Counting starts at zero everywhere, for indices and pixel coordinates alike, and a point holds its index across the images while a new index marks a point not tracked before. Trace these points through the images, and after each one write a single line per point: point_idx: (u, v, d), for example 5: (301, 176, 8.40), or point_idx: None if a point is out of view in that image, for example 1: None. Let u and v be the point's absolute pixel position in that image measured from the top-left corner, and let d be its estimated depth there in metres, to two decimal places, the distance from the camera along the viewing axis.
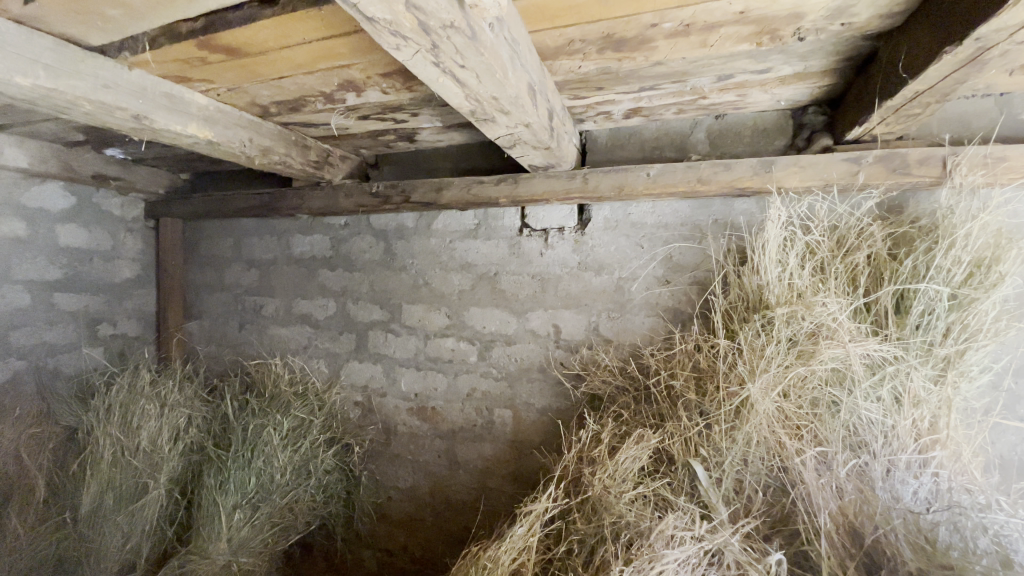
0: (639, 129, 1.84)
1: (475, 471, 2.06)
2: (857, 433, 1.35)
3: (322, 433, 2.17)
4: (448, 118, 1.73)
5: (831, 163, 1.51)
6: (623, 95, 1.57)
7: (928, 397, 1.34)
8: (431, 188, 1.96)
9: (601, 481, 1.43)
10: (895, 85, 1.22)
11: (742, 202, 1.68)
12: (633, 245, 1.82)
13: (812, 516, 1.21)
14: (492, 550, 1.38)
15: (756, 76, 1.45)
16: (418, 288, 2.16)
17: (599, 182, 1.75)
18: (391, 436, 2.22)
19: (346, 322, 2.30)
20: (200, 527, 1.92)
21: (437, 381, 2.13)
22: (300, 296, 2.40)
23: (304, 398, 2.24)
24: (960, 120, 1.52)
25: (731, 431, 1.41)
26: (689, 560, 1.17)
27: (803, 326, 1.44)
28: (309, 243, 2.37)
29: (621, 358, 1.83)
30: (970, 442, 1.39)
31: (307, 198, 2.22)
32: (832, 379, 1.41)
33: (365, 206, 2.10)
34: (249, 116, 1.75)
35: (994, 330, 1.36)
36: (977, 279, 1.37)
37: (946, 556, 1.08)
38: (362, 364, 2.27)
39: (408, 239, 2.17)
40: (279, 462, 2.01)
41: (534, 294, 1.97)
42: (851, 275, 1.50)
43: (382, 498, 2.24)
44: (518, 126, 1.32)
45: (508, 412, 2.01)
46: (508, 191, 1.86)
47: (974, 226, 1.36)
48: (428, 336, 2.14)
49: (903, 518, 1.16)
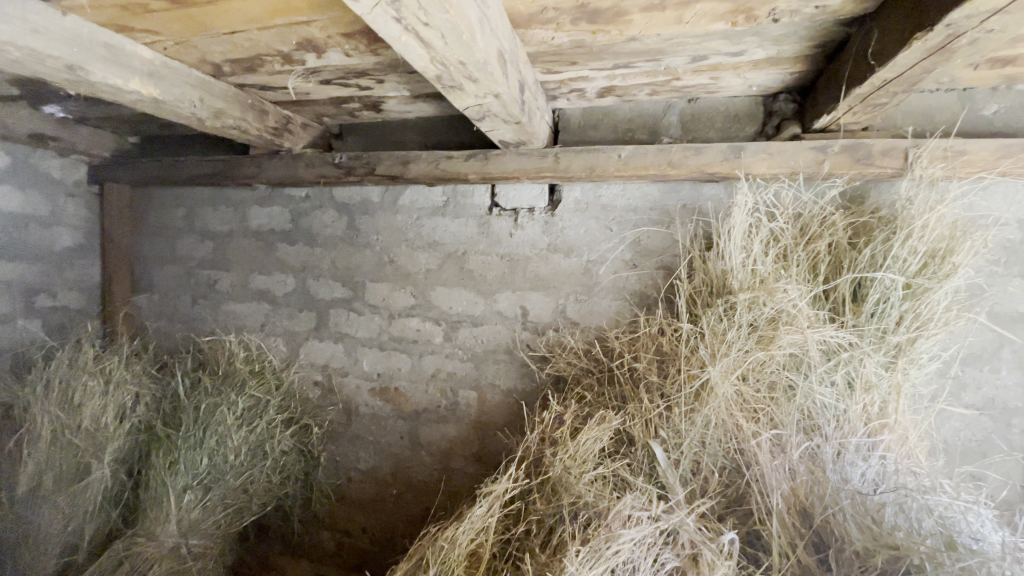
0: (613, 109, 1.81)
1: (438, 452, 2.03)
2: (811, 417, 1.38)
3: (279, 413, 2.10)
4: (416, 87, 1.66)
5: (799, 150, 1.52)
6: (597, 72, 1.53)
7: (879, 382, 1.38)
8: (397, 161, 1.88)
9: (562, 462, 1.43)
10: (864, 73, 1.22)
11: (711, 188, 1.68)
12: (602, 227, 1.81)
13: (765, 496, 1.23)
14: (450, 531, 1.35)
15: (730, 58, 1.43)
16: (382, 265, 2.09)
17: (570, 161, 1.71)
18: (352, 416, 2.16)
19: (306, 299, 2.21)
20: (147, 509, 1.84)
21: (401, 362, 2.08)
22: (257, 271, 2.29)
23: (260, 376, 2.16)
24: (924, 114, 1.55)
25: (690, 413, 1.42)
26: (646, 540, 1.16)
27: (764, 312, 1.45)
28: (268, 215, 2.26)
29: (587, 340, 1.83)
30: (917, 426, 1.44)
31: (265, 167, 2.10)
32: (789, 364, 1.43)
33: (327, 178, 2.00)
34: (199, 75, 1.63)
35: (943, 320, 1.41)
36: (931, 269, 1.40)
37: (891, 535, 1.11)
38: (323, 343, 2.20)
39: (372, 214, 2.09)
40: (233, 442, 1.94)
41: (502, 275, 1.93)
42: (813, 263, 1.51)
43: (342, 480, 2.20)
44: (487, 96, 1.27)
45: (472, 393, 1.98)
46: (477, 167, 1.80)
47: (931, 218, 1.39)
48: (393, 315, 2.08)
49: (851, 499, 1.19)
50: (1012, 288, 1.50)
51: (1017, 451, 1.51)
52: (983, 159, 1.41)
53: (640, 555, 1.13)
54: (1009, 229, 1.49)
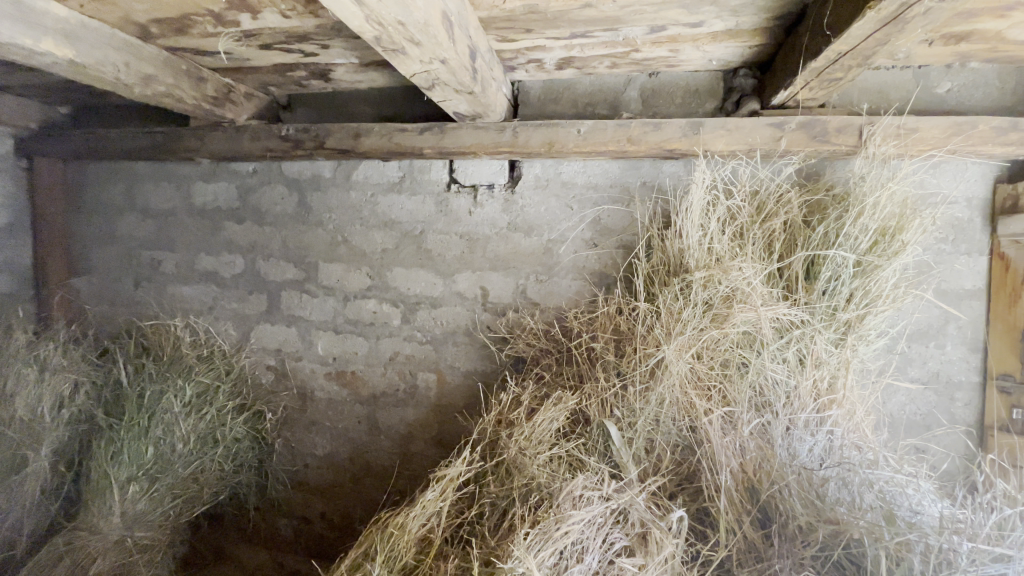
0: (573, 83, 1.75)
1: (398, 437, 1.99)
2: (763, 394, 1.39)
3: (229, 400, 2.01)
4: (364, 54, 1.56)
5: (757, 127, 1.50)
6: (554, 41, 1.47)
7: (828, 358, 1.40)
8: (348, 134, 1.79)
9: (517, 443, 1.40)
10: (820, 44, 1.20)
11: (670, 165, 1.67)
12: (563, 206, 1.77)
13: (715, 473, 1.24)
14: (400, 517, 1.31)
15: (689, 30, 1.39)
16: (336, 245, 1.99)
17: (529, 136, 1.65)
18: (308, 402, 2.09)
19: (256, 281, 2.10)
20: (89, 501, 1.75)
21: (358, 345, 2.00)
22: (204, 251, 2.17)
23: (209, 362, 2.07)
24: (880, 91, 1.55)
25: (645, 392, 1.42)
26: (596, 520, 1.14)
27: (718, 290, 1.44)
28: (213, 192, 2.13)
29: (546, 321, 1.80)
30: (865, 402, 1.47)
31: (207, 140, 1.97)
32: (743, 342, 1.43)
33: (274, 152, 1.89)
34: (125, 37, 1.50)
35: (892, 296, 1.42)
36: (881, 247, 1.42)
37: (833, 510, 1.12)
38: (275, 327, 2.10)
39: (324, 191, 1.99)
40: (181, 430, 1.86)
41: (461, 255, 1.87)
42: (768, 241, 1.51)
43: (298, 467, 2.12)
44: (433, 62, 1.19)
45: (432, 375, 1.93)
46: (432, 141, 1.72)
47: (881, 195, 1.40)
48: (348, 297, 2.00)
49: (798, 474, 1.20)
50: (958, 266, 1.53)
51: (959, 424, 1.56)
52: (934, 137, 1.42)
53: (590, 535, 1.11)
54: (957, 207, 1.52)
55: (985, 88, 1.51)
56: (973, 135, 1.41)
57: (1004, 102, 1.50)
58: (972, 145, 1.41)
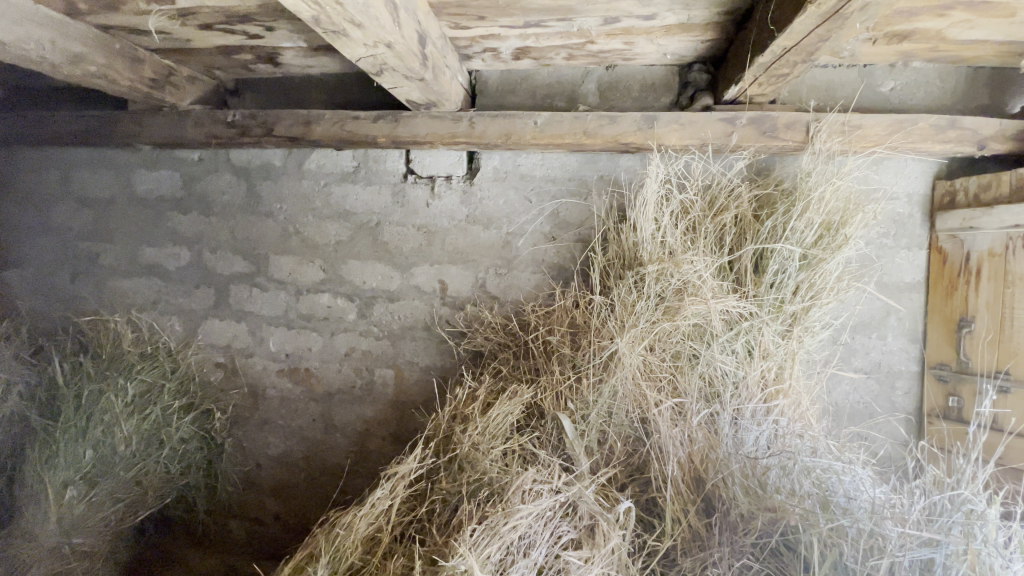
0: (530, 74, 1.73)
1: (354, 434, 1.93)
2: (712, 384, 1.41)
3: (175, 399, 1.92)
4: (312, 37, 1.51)
5: (709, 122, 1.51)
6: (508, 29, 1.45)
7: (775, 350, 1.43)
8: (298, 121, 1.72)
9: (470, 438, 1.39)
10: (766, 39, 1.21)
11: (626, 158, 1.68)
12: (521, 199, 1.75)
13: (663, 463, 1.25)
14: (347, 517, 1.28)
15: (642, 22, 1.39)
16: (288, 237, 1.93)
17: (485, 127, 1.62)
18: (259, 400, 2.01)
19: (202, 274, 2.01)
20: (22, 508, 1.65)
21: (312, 340, 1.94)
22: (147, 243, 2.06)
23: (152, 359, 1.97)
24: (827, 88, 1.58)
25: (598, 384, 1.42)
26: (545, 513, 1.14)
27: (671, 283, 1.46)
28: (156, 180, 2.03)
29: (505, 314, 1.78)
30: (810, 391, 1.51)
31: (147, 125, 1.87)
32: (694, 334, 1.45)
33: (219, 139, 1.81)
34: (49, 12, 1.40)
35: (835, 289, 1.46)
36: (825, 241, 1.45)
37: (772, 497, 1.14)
38: (224, 323, 2.01)
39: (274, 180, 1.92)
40: (122, 432, 1.76)
41: (419, 247, 1.83)
42: (719, 234, 1.53)
43: (250, 467, 2.04)
44: (377, 45, 1.15)
45: (389, 371, 1.88)
46: (386, 130, 1.67)
47: (827, 190, 1.43)
48: (300, 291, 1.93)
49: (742, 463, 1.23)
50: (899, 260, 1.59)
51: (899, 411, 1.62)
52: (877, 133, 1.46)
53: (537, 529, 1.10)
54: (899, 203, 1.58)
55: (927, 88, 1.57)
56: (913, 132, 1.45)
57: (944, 101, 1.56)
58: (912, 142, 1.46)
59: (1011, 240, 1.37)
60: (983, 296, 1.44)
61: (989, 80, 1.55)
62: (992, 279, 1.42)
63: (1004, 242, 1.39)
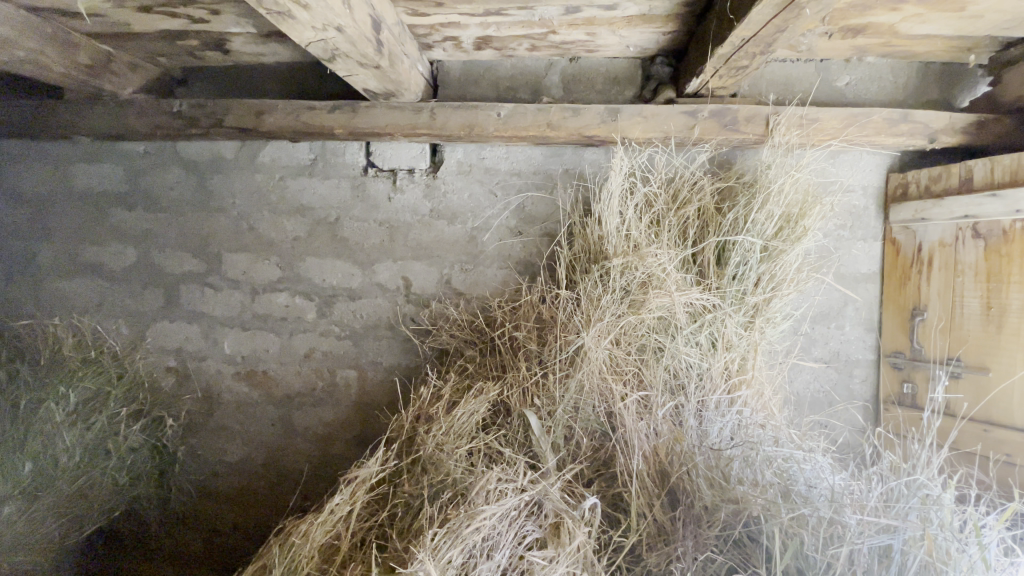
0: (493, 65, 1.70)
1: (316, 438, 1.86)
2: (677, 377, 1.41)
3: (123, 406, 1.80)
4: (262, 22, 1.43)
5: (671, 115, 1.51)
6: (468, 17, 1.41)
7: (738, 341, 1.44)
8: (249, 111, 1.64)
9: (434, 439, 1.35)
10: (725, 30, 1.21)
11: (591, 152, 1.66)
12: (486, 193, 1.72)
13: (628, 458, 1.24)
14: (304, 525, 1.23)
15: (604, 13, 1.37)
16: (241, 233, 1.84)
17: (447, 118, 1.58)
18: (214, 405, 1.92)
19: (149, 273, 1.90)
20: None
21: (269, 342, 1.86)
22: (88, 241, 1.93)
23: (96, 365, 1.85)
24: (785, 82, 1.60)
25: (565, 379, 1.40)
26: (509, 513, 1.11)
27: (636, 276, 1.45)
28: (98, 174, 1.90)
29: (471, 311, 1.74)
30: (773, 381, 1.53)
31: (85, 115, 1.75)
32: (658, 327, 1.45)
33: (165, 130, 1.71)
34: None
35: (795, 280, 1.48)
36: (785, 232, 1.47)
37: (735, 489, 1.14)
38: (174, 324, 1.91)
39: (226, 174, 1.83)
40: (63, 443, 1.66)
41: (381, 243, 1.78)
42: (682, 228, 1.53)
43: (206, 475, 1.94)
44: (327, 29, 1.09)
45: (352, 372, 1.82)
46: (344, 121, 1.61)
47: (786, 182, 1.45)
48: (256, 291, 1.85)
49: (706, 456, 1.23)
50: (856, 251, 1.63)
51: (857, 399, 1.65)
52: (833, 127, 1.49)
53: (500, 530, 1.07)
54: (855, 195, 1.61)
55: (880, 82, 1.60)
56: (867, 125, 1.48)
57: (896, 95, 1.61)
58: (867, 135, 1.49)
59: (961, 230, 1.42)
60: (935, 286, 1.49)
61: (939, 76, 1.60)
62: (943, 269, 1.47)
63: (954, 232, 1.44)
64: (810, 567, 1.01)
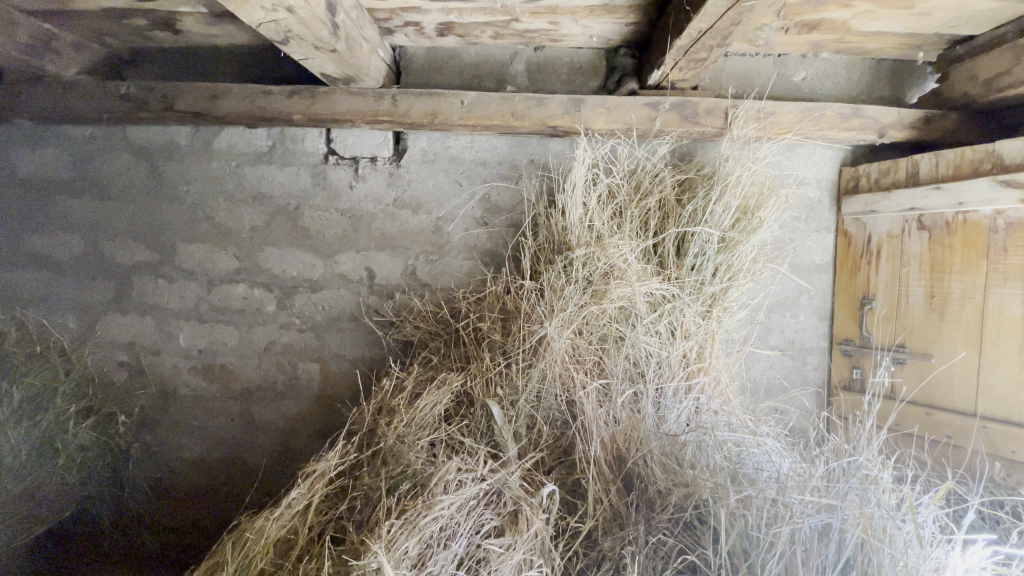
0: (457, 53, 1.67)
1: (277, 432, 1.83)
2: (637, 365, 1.43)
3: (71, 403, 1.73)
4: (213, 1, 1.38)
5: (634, 106, 1.52)
6: (429, 2, 1.38)
7: (696, 330, 1.48)
8: (202, 95, 1.58)
9: (396, 430, 1.34)
10: (684, 21, 1.22)
11: (556, 143, 1.67)
12: (450, 182, 1.70)
13: (587, 445, 1.26)
14: (259, 520, 1.21)
15: (566, 1, 1.37)
16: (197, 222, 1.78)
17: (410, 105, 1.55)
18: (170, 400, 1.85)
19: (98, 263, 1.82)
20: None
21: (227, 334, 1.81)
22: (31, 231, 1.83)
23: (42, 359, 1.76)
24: (744, 76, 1.63)
25: (527, 368, 1.40)
26: (468, 502, 1.11)
27: (598, 267, 1.46)
28: (41, 160, 1.81)
29: (435, 302, 1.73)
30: (730, 368, 1.57)
31: (24, 96, 1.65)
32: (619, 316, 1.47)
33: (112, 113, 1.63)
34: None
35: (751, 270, 1.52)
36: (742, 224, 1.51)
37: (686, 473, 1.17)
38: (125, 318, 1.83)
39: (179, 161, 1.76)
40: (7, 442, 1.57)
41: (343, 233, 1.74)
42: (644, 218, 1.55)
43: (162, 473, 1.88)
44: (278, 9, 1.06)
45: (314, 364, 1.79)
46: (302, 107, 1.56)
47: (743, 175, 1.48)
48: (213, 282, 1.79)
49: (661, 442, 1.26)
50: (810, 242, 1.68)
51: (810, 385, 1.71)
52: (789, 120, 1.52)
53: (458, 520, 1.08)
54: (809, 187, 1.66)
55: (834, 78, 1.65)
56: (822, 119, 1.52)
57: (849, 90, 1.65)
58: (821, 130, 1.53)
59: (907, 223, 1.49)
60: (882, 276, 1.55)
61: (889, 73, 1.66)
62: (890, 259, 1.53)
63: (901, 225, 1.50)
64: (754, 546, 1.04)
